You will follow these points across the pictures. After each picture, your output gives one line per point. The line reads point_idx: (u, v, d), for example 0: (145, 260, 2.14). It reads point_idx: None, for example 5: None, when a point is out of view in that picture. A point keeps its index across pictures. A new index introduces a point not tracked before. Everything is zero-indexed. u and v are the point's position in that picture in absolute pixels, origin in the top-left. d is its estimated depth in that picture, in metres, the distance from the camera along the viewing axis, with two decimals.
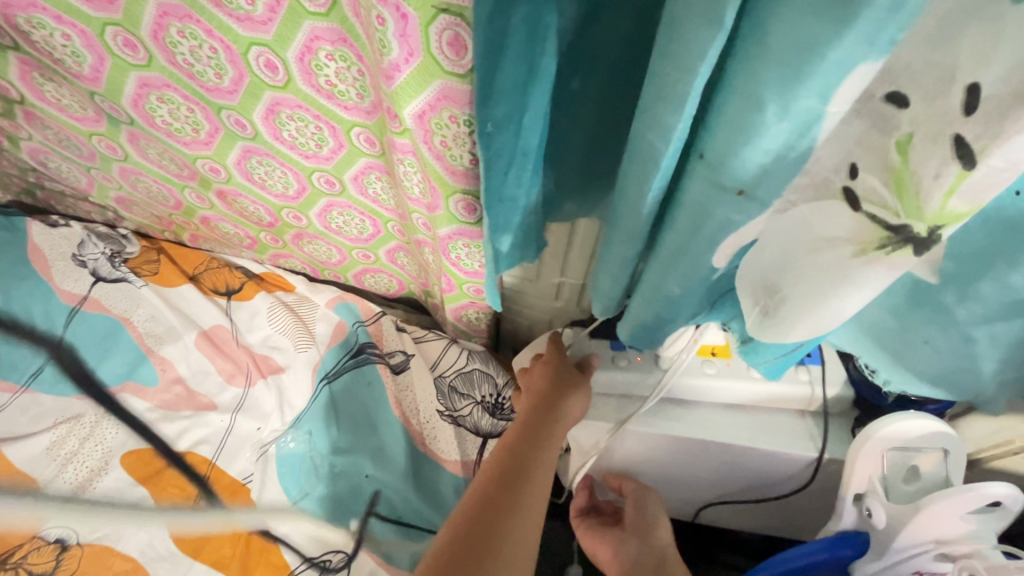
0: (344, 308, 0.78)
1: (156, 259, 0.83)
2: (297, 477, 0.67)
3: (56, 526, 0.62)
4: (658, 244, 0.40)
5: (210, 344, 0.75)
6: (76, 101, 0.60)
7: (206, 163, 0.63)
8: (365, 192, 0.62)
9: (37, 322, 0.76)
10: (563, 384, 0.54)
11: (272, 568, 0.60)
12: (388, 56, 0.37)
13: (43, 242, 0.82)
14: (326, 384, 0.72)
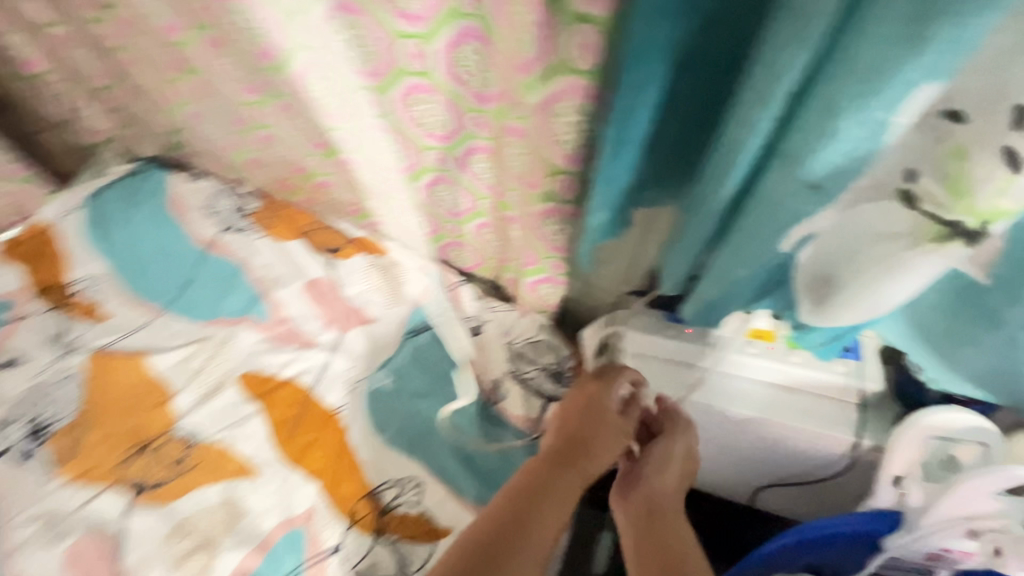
0: (432, 275, 0.88)
1: (273, 216, 0.94)
2: (382, 411, 0.77)
3: (189, 425, 0.75)
4: (729, 232, 0.46)
5: (313, 293, 0.87)
6: (241, 74, 0.71)
7: (338, 134, 0.74)
8: (469, 170, 0.71)
9: (176, 259, 0.90)
10: (595, 420, 0.56)
11: (358, 484, 0.71)
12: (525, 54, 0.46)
13: (184, 193, 0.97)
14: (412, 336, 0.84)
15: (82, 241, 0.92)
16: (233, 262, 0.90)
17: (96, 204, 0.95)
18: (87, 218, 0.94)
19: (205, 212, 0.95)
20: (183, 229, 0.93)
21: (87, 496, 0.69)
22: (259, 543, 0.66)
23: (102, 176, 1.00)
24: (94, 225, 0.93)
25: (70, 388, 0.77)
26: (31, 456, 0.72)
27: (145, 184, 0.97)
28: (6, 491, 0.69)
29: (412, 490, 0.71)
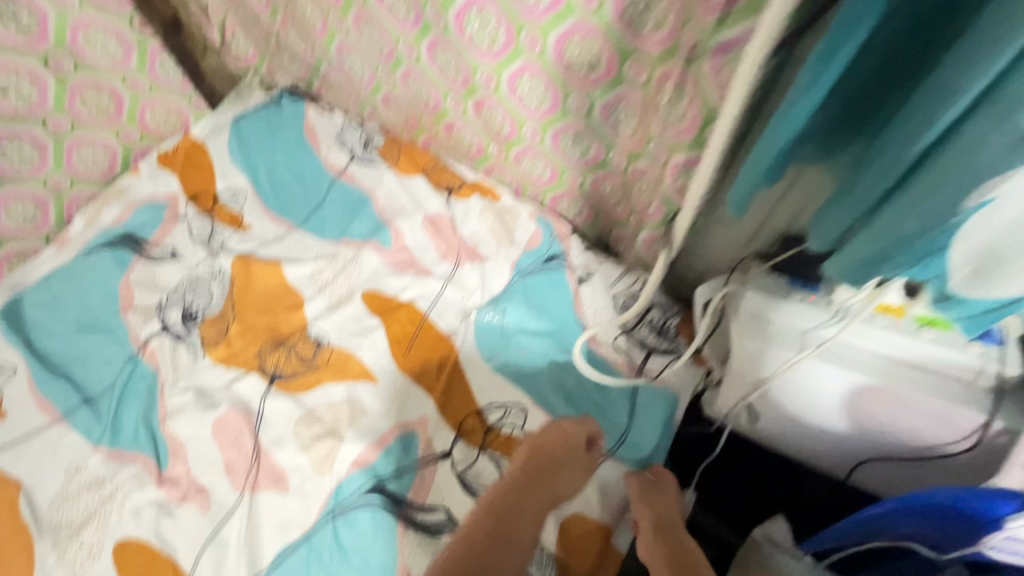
0: (543, 222, 0.91)
1: (397, 151, 0.99)
2: (490, 342, 0.81)
3: (318, 329, 0.82)
4: (909, 183, 0.46)
5: (431, 226, 0.91)
6: (407, 6, 0.76)
7: (484, 73, 0.77)
8: (607, 120, 0.72)
9: (309, 182, 0.97)
10: (568, 462, 0.68)
11: (467, 402, 0.77)
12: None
13: (318, 123, 1.03)
14: (520, 277, 0.86)
15: (226, 157, 1.00)
16: (359, 191, 0.97)
17: (239, 125, 1.03)
18: (231, 136, 1.02)
19: (335, 142, 1.01)
20: (314, 156, 1.00)
21: (231, 377, 0.78)
22: (376, 439, 0.72)
23: (245, 102, 1.08)
24: (238, 143, 1.01)
25: (217, 284, 0.86)
26: (185, 336, 0.81)
27: (283, 111, 1.04)
28: (166, 364, 0.79)
29: (517, 413, 0.76)
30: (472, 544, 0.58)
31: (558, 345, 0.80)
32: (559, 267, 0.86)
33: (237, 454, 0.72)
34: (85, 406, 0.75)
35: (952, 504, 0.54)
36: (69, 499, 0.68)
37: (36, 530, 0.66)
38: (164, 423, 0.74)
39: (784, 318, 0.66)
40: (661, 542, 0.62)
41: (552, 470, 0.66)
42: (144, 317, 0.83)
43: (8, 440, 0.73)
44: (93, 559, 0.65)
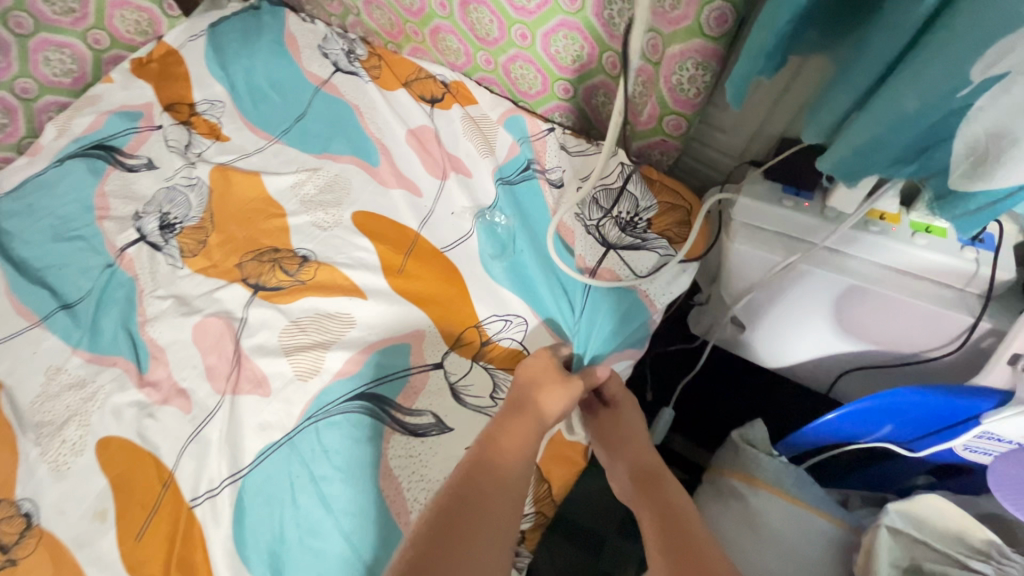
0: (514, 121, 0.87)
1: (378, 66, 0.95)
2: (492, 243, 0.79)
3: (300, 242, 0.80)
4: (916, 51, 0.41)
5: (417, 138, 0.88)
6: None
7: None
8: (600, 14, 0.70)
9: (290, 94, 0.93)
10: (541, 390, 0.63)
11: (466, 316, 0.75)
12: None
13: (297, 33, 0.98)
14: (501, 183, 0.83)
15: (202, 66, 0.95)
16: (343, 103, 0.92)
17: (215, 33, 0.98)
18: (206, 44, 0.97)
19: (317, 52, 0.96)
20: (295, 66, 0.95)
21: (212, 285, 0.77)
22: (362, 348, 0.72)
23: (221, 9, 1.01)
24: (214, 51, 0.96)
25: (195, 194, 0.83)
26: (162, 246, 0.79)
27: (261, 19, 0.99)
28: (145, 271, 0.77)
29: (518, 326, 0.74)
30: (464, 475, 0.54)
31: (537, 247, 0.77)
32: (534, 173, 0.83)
33: (219, 358, 0.71)
34: (64, 311, 0.74)
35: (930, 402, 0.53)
36: (50, 398, 0.68)
37: (18, 426, 0.66)
38: (144, 328, 0.73)
39: (772, 224, 0.63)
40: (650, 480, 0.60)
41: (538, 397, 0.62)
42: (120, 226, 0.81)
43: None
44: (75, 454, 0.65)
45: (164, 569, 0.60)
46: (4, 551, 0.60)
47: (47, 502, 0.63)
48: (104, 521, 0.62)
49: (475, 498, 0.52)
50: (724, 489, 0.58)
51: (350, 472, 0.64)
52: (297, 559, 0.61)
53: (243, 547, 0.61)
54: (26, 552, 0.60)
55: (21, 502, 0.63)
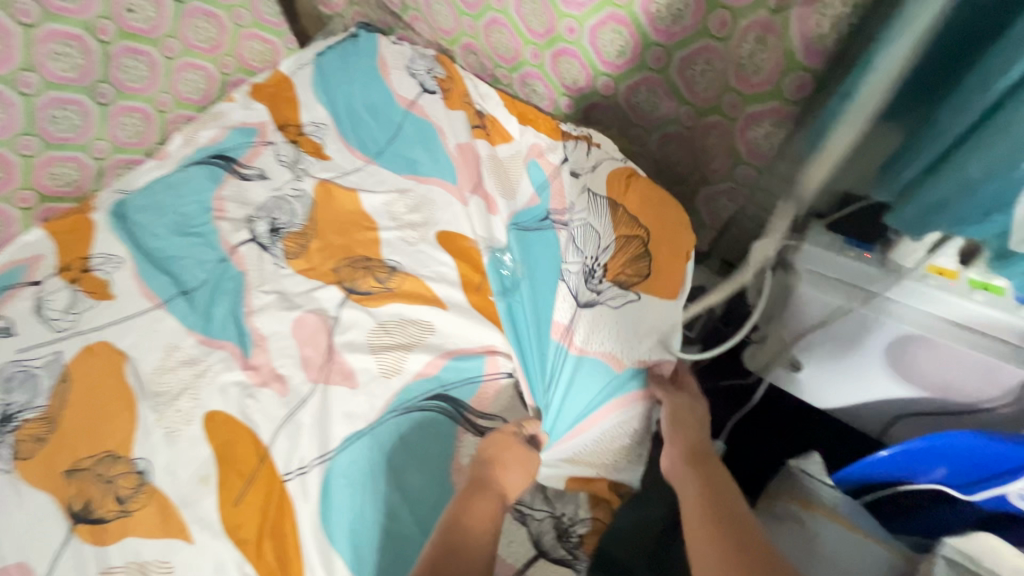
0: (534, 166, 0.91)
1: (451, 84, 1.03)
2: (494, 271, 0.83)
3: (391, 256, 0.88)
4: (982, 130, 0.47)
5: (461, 160, 0.95)
6: None
7: (568, 22, 0.82)
8: (684, 74, 0.76)
9: (382, 118, 1.03)
10: (503, 469, 0.64)
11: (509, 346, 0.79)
12: None
13: (388, 55, 1.08)
14: (514, 228, 0.85)
15: (312, 93, 1.07)
16: (424, 123, 1.01)
17: (320, 63, 1.10)
18: (315, 74, 1.09)
19: (405, 73, 1.05)
20: (387, 90, 1.04)
21: (311, 286, 0.85)
22: (440, 353, 0.78)
23: (329, 39, 1.14)
24: (320, 80, 1.08)
25: (300, 204, 0.94)
26: (270, 247, 0.89)
27: (361, 46, 1.09)
28: (253, 268, 0.87)
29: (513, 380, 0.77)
30: (428, 561, 0.55)
31: (535, 301, 0.77)
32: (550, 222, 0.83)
33: (314, 350, 0.79)
34: (182, 296, 0.84)
35: (973, 445, 0.55)
36: (167, 371, 0.77)
37: (139, 393, 0.75)
38: (249, 318, 0.82)
39: (837, 275, 0.67)
40: (698, 467, 0.61)
41: (492, 474, 0.63)
42: (234, 226, 0.91)
43: (116, 318, 0.82)
44: (186, 423, 0.73)
45: (257, 533, 0.66)
46: (121, 501, 0.68)
47: (158, 463, 0.70)
48: (207, 485, 0.69)
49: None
50: (782, 513, 0.61)
51: (426, 464, 0.70)
52: (374, 540, 0.66)
53: (325, 523, 0.67)
54: (139, 505, 0.68)
55: (136, 460, 0.71)
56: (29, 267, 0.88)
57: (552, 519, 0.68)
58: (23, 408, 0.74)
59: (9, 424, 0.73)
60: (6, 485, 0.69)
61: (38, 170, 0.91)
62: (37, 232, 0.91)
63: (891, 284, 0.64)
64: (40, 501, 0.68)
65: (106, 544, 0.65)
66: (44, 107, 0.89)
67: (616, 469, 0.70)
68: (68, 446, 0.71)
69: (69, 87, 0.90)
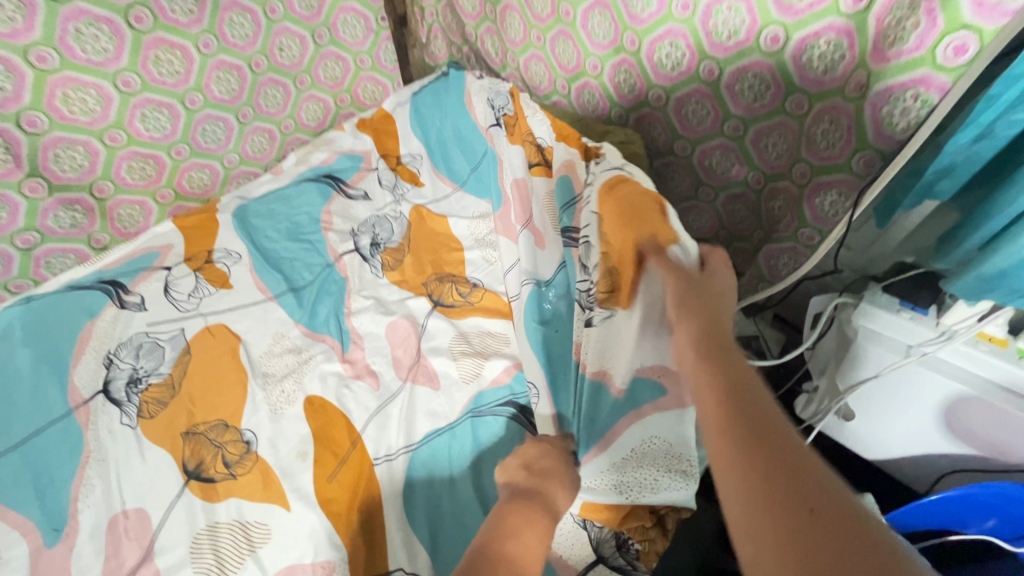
0: (564, 181, 0.81)
1: (514, 119, 0.95)
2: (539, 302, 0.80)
3: (475, 274, 0.97)
4: None
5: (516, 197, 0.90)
6: (605, 31, 0.93)
7: (657, 91, 0.93)
8: (757, 144, 0.86)
9: (470, 153, 1.10)
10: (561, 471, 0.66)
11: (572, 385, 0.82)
12: (902, 46, 0.63)
13: (472, 88, 1.07)
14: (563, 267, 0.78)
15: (407, 126, 1.18)
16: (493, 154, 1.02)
17: (414, 100, 1.18)
18: (411, 113, 1.18)
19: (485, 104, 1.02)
20: (473, 121, 1.08)
21: (404, 295, 0.95)
22: (516, 362, 0.85)
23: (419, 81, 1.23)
24: (415, 116, 1.16)
25: (397, 224, 1.05)
26: (370, 258, 1.00)
27: (454, 83, 1.12)
28: (354, 275, 0.98)
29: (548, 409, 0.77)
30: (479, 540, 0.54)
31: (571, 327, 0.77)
32: (566, 246, 0.75)
33: (404, 352, 0.88)
34: (292, 293, 0.95)
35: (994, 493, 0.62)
36: (275, 356, 0.87)
37: (250, 372, 0.85)
38: (349, 318, 0.92)
39: (891, 333, 0.74)
40: (713, 356, 0.46)
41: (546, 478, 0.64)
42: (340, 237, 1.03)
43: (234, 305, 0.93)
44: (289, 403, 0.82)
45: (347, 508, 0.73)
46: (229, 465, 0.76)
47: (263, 435, 0.79)
48: (305, 460, 0.76)
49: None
50: None
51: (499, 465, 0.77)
52: (449, 526, 0.72)
53: (406, 511, 0.73)
54: (244, 470, 0.75)
55: (244, 431, 0.79)
56: (161, 254, 1.00)
57: (613, 531, 0.72)
58: (149, 373, 0.84)
59: (137, 387, 0.83)
60: (132, 439, 0.78)
61: (180, 173, 1.04)
62: (168, 225, 1.04)
63: (938, 343, 0.70)
64: (160, 457, 0.76)
65: (214, 502, 0.73)
66: (199, 122, 1.02)
67: (654, 491, 0.67)
68: (186, 411, 0.80)
69: (221, 107, 1.03)
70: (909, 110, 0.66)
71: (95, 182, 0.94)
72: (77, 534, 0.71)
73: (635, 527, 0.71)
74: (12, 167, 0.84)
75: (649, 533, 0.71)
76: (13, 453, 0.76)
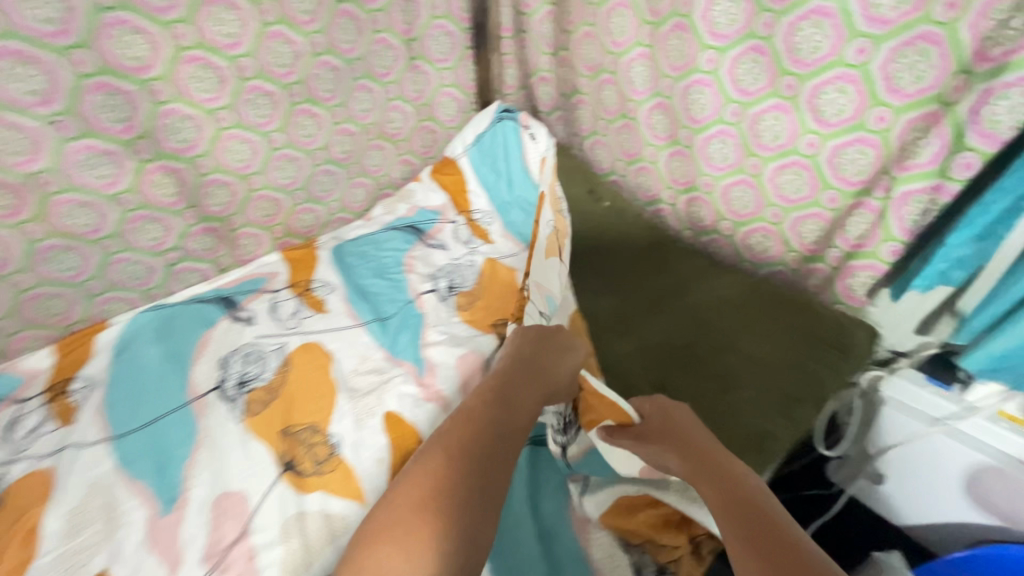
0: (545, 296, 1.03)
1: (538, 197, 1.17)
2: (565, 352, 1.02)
3: None
4: None
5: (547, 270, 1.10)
6: (664, 127, 1.10)
7: (706, 179, 1.08)
8: (795, 229, 0.99)
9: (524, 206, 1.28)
10: (548, 352, 0.83)
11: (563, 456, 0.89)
12: (916, 159, 0.77)
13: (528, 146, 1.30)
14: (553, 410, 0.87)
15: (476, 183, 1.33)
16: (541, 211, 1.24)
17: (473, 156, 1.34)
18: (472, 166, 1.34)
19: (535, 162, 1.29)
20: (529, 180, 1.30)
21: (473, 333, 1.08)
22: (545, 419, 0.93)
23: (474, 128, 1.36)
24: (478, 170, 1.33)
25: (470, 270, 1.19)
26: (445, 299, 1.13)
27: (507, 132, 1.32)
28: (431, 312, 1.11)
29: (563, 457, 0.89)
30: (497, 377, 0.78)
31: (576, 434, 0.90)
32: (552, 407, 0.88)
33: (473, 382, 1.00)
34: (378, 321, 1.09)
35: None
36: (361, 373, 1.00)
37: (340, 386, 0.98)
38: (424, 348, 1.05)
39: (920, 405, 0.88)
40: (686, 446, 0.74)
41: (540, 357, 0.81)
42: (421, 278, 1.17)
43: (328, 327, 1.07)
44: (371, 415, 0.94)
45: None
46: (316, 463, 0.87)
47: (347, 440, 0.90)
48: (382, 467, 0.88)
49: (455, 476, 0.63)
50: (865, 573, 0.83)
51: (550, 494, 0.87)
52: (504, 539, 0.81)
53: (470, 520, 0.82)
54: (329, 468, 0.87)
55: (331, 435, 0.91)
56: (269, 279, 1.17)
57: (652, 556, 0.81)
58: (256, 376, 0.98)
59: (244, 387, 0.96)
60: (237, 431, 0.90)
61: (294, 216, 1.22)
62: (276, 256, 1.22)
63: (960, 415, 0.84)
64: (260, 449, 0.88)
65: (304, 492, 0.84)
66: (318, 174, 1.20)
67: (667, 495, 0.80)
68: (283, 412, 0.93)
69: (336, 164, 1.22)
70: (924, 211, 0.79)
71: (231, 216, 1.12)
72: (185, 507, 0.82)
73: (662, 544, 0.80)
74: (177, 199, 1.01)
75: (676, 553, 0.80)
76: (140, 432, 0.90)
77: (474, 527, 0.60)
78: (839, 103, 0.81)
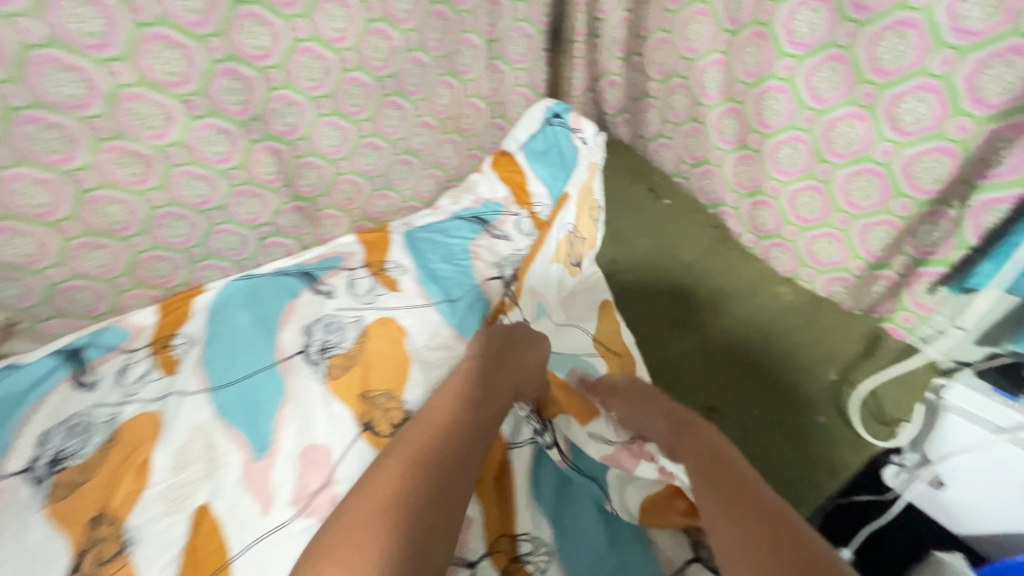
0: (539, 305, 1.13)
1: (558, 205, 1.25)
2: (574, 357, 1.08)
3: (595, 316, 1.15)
4: None
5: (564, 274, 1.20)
6: (734, 131, 1.14)
7: (774, 184, 1.10)
8: (863, 236, 1.01)
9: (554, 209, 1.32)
10: (523, 356, 0.90)
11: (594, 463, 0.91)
12: (999, 168, 0.80)
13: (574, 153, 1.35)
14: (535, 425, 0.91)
15: (534, 176, 1.36)
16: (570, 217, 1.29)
17: (527, 151, 1.38)
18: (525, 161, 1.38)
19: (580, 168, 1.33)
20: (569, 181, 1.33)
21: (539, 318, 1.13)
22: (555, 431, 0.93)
23: (523, 125, 1.40)
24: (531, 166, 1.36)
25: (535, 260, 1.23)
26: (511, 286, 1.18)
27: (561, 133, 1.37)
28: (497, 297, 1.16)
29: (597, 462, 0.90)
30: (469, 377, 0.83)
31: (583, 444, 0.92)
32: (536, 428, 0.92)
33: None
34: (448, 302, 1.15)
35: None
36: (432, 348, 1.07)
37: (414, 358, 1.04)
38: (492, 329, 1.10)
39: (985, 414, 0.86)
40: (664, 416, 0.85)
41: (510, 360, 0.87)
42: (488, 265, 1.23)
43: (402, 304, 1.14)
44: None
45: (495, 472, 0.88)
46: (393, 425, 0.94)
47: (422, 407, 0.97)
48: None
49: (417, 464, 0.67)
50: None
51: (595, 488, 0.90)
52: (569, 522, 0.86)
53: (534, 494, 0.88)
54: None
55: (406, 401, 0.97)
56: (345, 258, 1.24)
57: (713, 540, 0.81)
58: (336, 344, 1.05)
59: (326, 353, 1.04)
60: (320, 392, 0.98)
61: (371, 201, 1.30)
62: (352, 237, 1.29)
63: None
64: (342, 409, 0.95)
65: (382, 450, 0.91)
66: (397, 163, 1.28)
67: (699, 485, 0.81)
68: (361, 377, 1.00)
69: (414, 154, 1.29)
70: (1003, 219, 0.82)
71: (318, 197, 1.21)
72: (276, 455, 0.90)
73: None
74: (276, 178, 1.11)
75: None
76: (233, 387, 0.98)
77: (432, 511, 0.63)
78: (918, 112, 0.84)
